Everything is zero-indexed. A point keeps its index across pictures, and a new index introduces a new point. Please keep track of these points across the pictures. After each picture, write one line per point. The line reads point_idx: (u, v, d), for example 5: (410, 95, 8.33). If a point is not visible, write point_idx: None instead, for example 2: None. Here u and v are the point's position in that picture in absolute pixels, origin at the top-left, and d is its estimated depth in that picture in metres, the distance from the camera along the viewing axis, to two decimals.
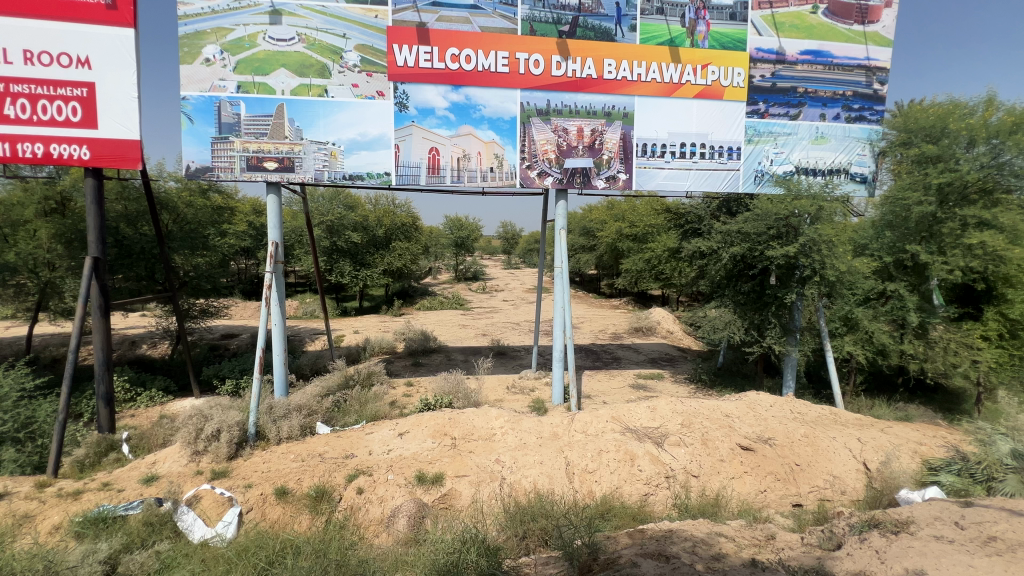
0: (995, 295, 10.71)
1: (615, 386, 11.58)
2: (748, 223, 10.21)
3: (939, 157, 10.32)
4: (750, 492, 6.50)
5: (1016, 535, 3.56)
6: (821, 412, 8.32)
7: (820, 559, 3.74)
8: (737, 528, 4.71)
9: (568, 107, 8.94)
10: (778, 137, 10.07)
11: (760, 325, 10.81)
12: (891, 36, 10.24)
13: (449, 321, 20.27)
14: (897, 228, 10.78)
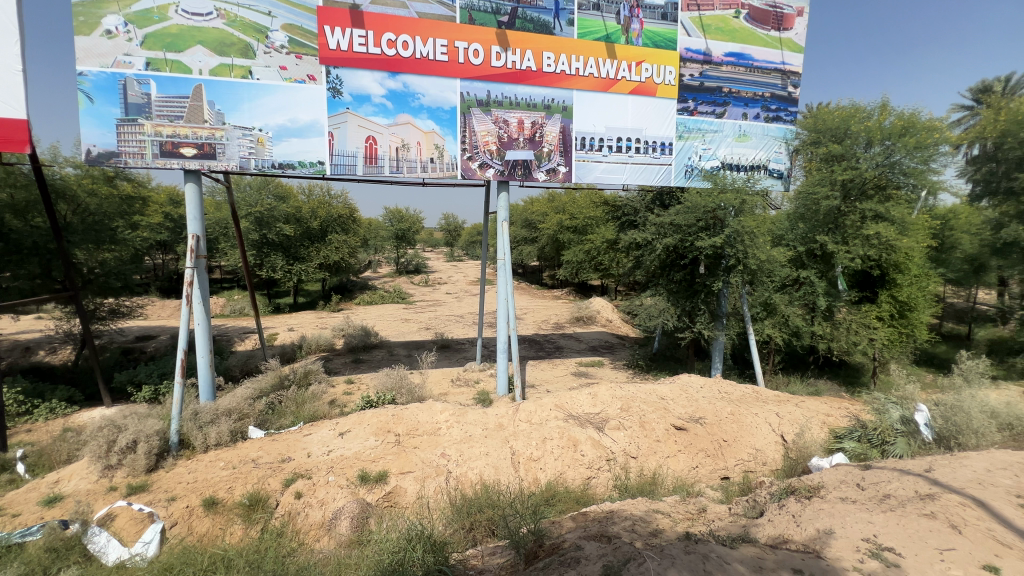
0: (887, 280, 12.07)
1: (558, 375, 11.89)
2: (680, 215, 10.80)
3: (843, 156, 11.41)
4: (683, 469, 6.94)
5: (905, 490, 4.04)
6: (745, 390, 9.00)
7: (746, 527, 4.06)
8: (672, 504, 5.00)
9: (508, 98, 8.92)
10: (705, 134, 10.68)
11: (691, 312, 11.48)
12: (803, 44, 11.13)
13: (391, 315, 19.76)
14: (808, 220, 11.81)
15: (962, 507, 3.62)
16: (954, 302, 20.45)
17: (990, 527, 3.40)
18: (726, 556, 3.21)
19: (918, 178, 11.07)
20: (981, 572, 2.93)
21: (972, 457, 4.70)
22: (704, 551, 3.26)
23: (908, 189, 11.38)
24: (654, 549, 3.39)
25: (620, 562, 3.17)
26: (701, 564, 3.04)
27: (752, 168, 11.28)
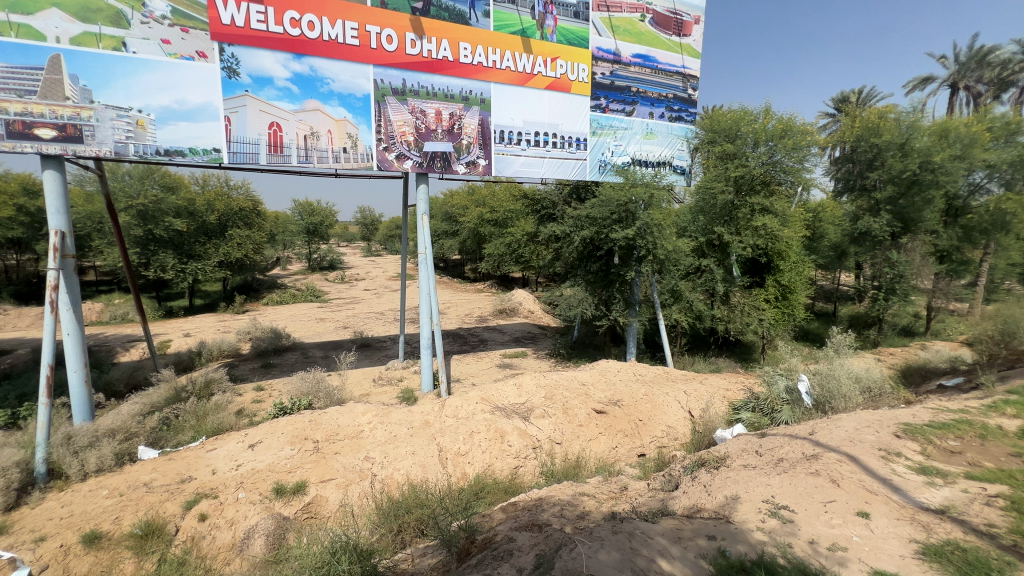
0: (773, 266, 13.58)
1: (483, 368, 11.95)
2: (595, 209, 11.29)
3: (735, 154, 12.60)
4: (604, 450, 7.31)
5: (794, 453, 4.56)
6: (656, 372, 9.69)
7: (663, 500, 4.37)
8: (596, 485, 5.23)
9: (425, 88, 8.71)
10: (617, 131, 11.24)
11: (607, 300, 12.10)
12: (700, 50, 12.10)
13: (304, 315, 18.56)
14: (707, 213, 12.95)
15: (838, 462, 4.13)
16: (823, 284, 23.59)
17: (861, 477, 3.91)
18: (649, 531, 3.35)
19: (796, 176, 12.51)
20: (855, 518, 3.34)
21: (842, 419, 5.44)
22: (630, 529, 3.37)
23: (788, 185, 12.82)
24: (583, 533, 3.45)
25: (552, 549, 3.21)
26: (628, 541, 3.15)
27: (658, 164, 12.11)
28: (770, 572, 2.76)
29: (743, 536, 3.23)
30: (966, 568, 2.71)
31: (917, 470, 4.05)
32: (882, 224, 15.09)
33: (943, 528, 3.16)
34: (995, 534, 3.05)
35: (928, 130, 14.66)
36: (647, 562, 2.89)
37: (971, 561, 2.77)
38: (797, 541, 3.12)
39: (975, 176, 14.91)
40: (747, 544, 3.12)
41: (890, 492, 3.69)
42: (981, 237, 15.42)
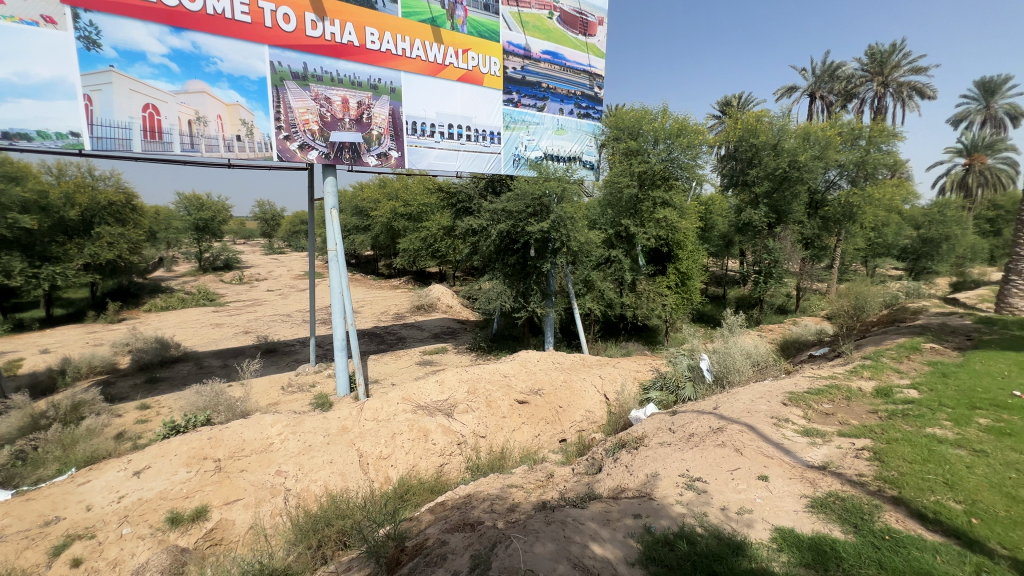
0: (673, 255, 14.75)
1: (402, 366, 11.62)
2: (511, 202, 11.42)
3: (637, 151, 13.46)
4: (527, 439, 7.51)
5: (701, 426, 4.96)
6: (573, 359, 10.10)
7: (589, 484, 4.54)
8: (522, 476, 5.29)
9: (329, 74, 8.19)
10: (529, 126, 11.48)
11: (525, 292, 12.37)
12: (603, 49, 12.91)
13: (196, 322, 16.69)
14: (615, 207, 13.70)
15: (739, 432, 4.52)
16: (714, 270, 26.12)
17: (759, 444, 4.30)
18: (580, 518, 3.39)
19: (690, 171, 13.65)
20: (757, 480, 3.65)
21: (738, 392, 6.03)
22: (562, 518, 3.38)
23: (684, 180, 13.96)
24: (517, 527, 3.39)
25: (487, 548, 3.11)
26: (561, 530, 3.15)
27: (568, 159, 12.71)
28: (691, 542, 2.90)
29: (665, 510, 3.38)
30: (846, 515, 3.07)
31: (802, 433, 4.58)
32: (761, 216, 17.02)
33: (826, 482, 3.57)
34: (866, 482, 3.51)
35: (794, 132, 16.77)
36: (580, 549, 2.91)
37: (850, 509, 3.15)
38: (711, 509, 3.33)
39: (831, 174, 17.36)
40: (670, 518, 3.25)
41: (782, 455, 4.11)
42: (836, 227, 18.02)
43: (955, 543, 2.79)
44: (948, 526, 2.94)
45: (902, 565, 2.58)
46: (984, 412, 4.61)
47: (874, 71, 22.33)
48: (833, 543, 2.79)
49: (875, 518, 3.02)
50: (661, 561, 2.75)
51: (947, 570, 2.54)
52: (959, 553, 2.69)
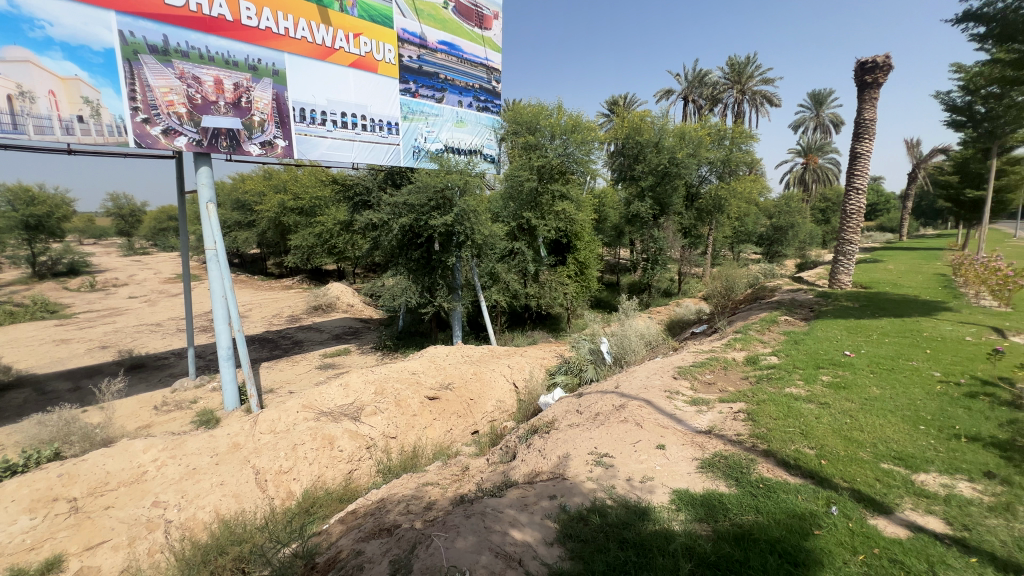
0: (572, 246, 15.55)
1: (301, 372, 10.83)
2: (412, 195, 11.10)
3: (536, 145, 13.87)
4: (440, 435, 7.56)
5: (604, 406, 5.32)
6: (482, 351, 10.22)
7: (504, 472, 4.63)
8: (437, 472, 5.23)
9: (196, 50, 7.23)
10: (428, 117, 11.35)
11: (431, 287, 12.25)
12: (498, 43, 13.19)
13: (32, 339, 13.92)
14: (516, 199, 14.00)
15: (638, 407, 4.91)
16: (609, 259, 27.96)
17: (655, 417, 4.72)
18: (498, 506, 3.44)
19: (584, 166, 14.42)
20: (655, 450, 4.00)
21: (634, 371, 6.55)
22: (481, 509, 3.40)
23: (579, 175, 14.70)
24: (436, 525, 3.34)
25: (407, 551, 3.02)
26: (482, 521, 3.16)
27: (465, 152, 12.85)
28: (602, 514, 3.08)
29: (577, 488, 3.54)
30: (729, 471, 3.49)
31: (690, 402, 5.12)
32: (647, 208, 18.55)
33: (711, 444, 4.03)
34: (743, 441, 4.02)
35: (672, 132, 18.50)
36: (501, 537, 2.95)
37: (731, 465, 3.58)
38: (617, 481, 3.57)
39: (703, 171, 19.37)
40: (582, 495, 3.42)
41: (675, 424, 4.54)
42: (708, 217, 20.27)
43: (811, 482, 3.31)
44: (805, 469, 3.47)
45: (773, 507, 2.99)
46: (825, 370, 5.52)
47: (733, 80, 25.40)
48: (720, 497, 3.14)
49: (752, 471, 3.47)
50: (577, 536, 2.89)
51: (807, 506, 2.99)
52: (814, 489, 3.18)
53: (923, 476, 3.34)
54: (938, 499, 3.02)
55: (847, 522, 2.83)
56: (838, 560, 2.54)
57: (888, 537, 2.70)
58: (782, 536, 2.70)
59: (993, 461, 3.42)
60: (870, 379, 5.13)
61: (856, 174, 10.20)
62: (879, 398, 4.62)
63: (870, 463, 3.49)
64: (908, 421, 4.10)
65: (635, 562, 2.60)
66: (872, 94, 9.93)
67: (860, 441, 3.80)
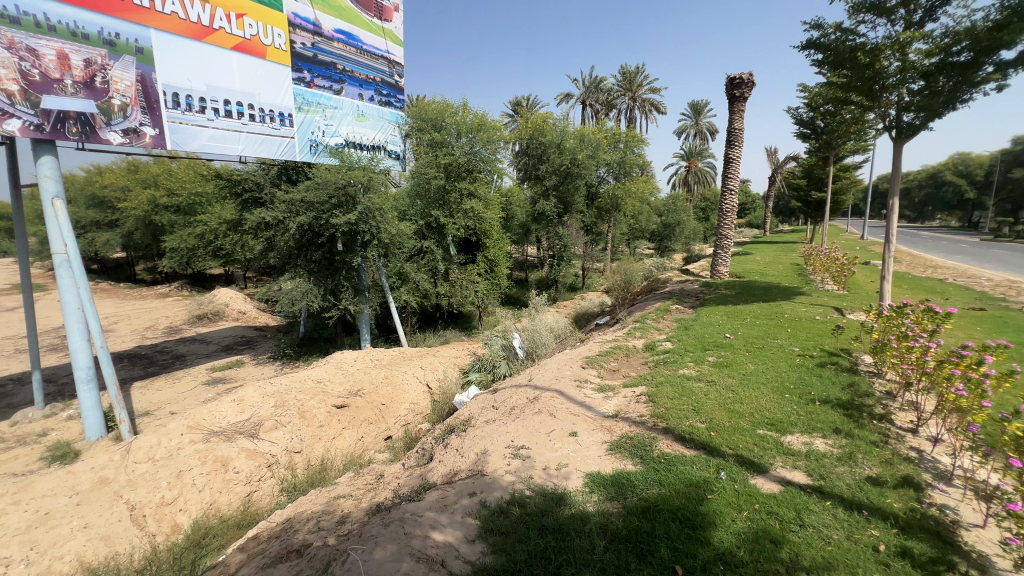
0: (480, 244, 15.68)
1: (185, 390, 9.64)
2: (310, 192, 10.37)
3: (442, 143, 13.75)
4: (350, 444, 7.25)
5: (518, 399, 5.45)
6: (393, 353, 9.95)
7: (421, 475, 4.55)
8: (349, 484, 4.98)
9: (31, 17, 6.08)
10: (326, 110, 10.81)
11: (335, 289, 11.67)
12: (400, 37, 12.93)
13: None
14: (424, 197, 13.69)
15: (551, 398, 5.10)
16: (517, 256, 28.60)
17: (567, 406, 4.94)
18: (417, 511, 3.37)
19: (491, 165, 14.58)
20: (568, 437, 4.20)
21: (546, 363, 6.79)
22: (400, 515, 3.30)
23: (486, 173, 14.86)
24: (352, 538, 3.18)
25: (321, 570, 2.85)
26: (401, 528, 3.08)
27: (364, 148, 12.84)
28: (522, 505, 3.16)
29: (496, 482, 3.59)
30: (635, 450, 3.78)
31: (598, 389, 5.44)
32: (552, 207, 19.30)
33: (619, 427, 4.31)
34: (646, 421, 4.37)
35: (573, 134, 19.40)
36: (422, 541, 2.89)
37: (637, 445, 3.87)
38: (535, 471, 3.68)
39: (601, 172, 20.60)
40: (501, 488, 3.48)
41: (586, 411, 4.80)
42: (607, 215, 21.63)
43: (703, 452, 3.70)
44: (698, 441, 3.87)
45: (673, 479, 3.29)
46: (710, 352, 6.19)
47: (626, 87, 27.32)
48: (628, 475, 3.39)
49: (654, 448, 3.79)
50: (498, 530, 2.94)
51: (700, 474, 3.34)
52: (706, 459, 3.56)
53: (789, 437, 3.89)
54: (801, 455, 3.54)
55: (734, 484, 3.21)
56: (728, 518, 2.86)
57: (765, 493, 3.11)
58: (682, 503, 2.98)
59: (840, 418, 4.09)
60: (746, 357, 5.86)
61: (729, 177, 11.53)
62: (754, 373, 5.28)
63: (749, 430, 3.99)
64: (776, 391, 4.75)
65: (554, 546, 2.70)
66: (739, 106, 11.28)
67: (741, 412, 4.32)
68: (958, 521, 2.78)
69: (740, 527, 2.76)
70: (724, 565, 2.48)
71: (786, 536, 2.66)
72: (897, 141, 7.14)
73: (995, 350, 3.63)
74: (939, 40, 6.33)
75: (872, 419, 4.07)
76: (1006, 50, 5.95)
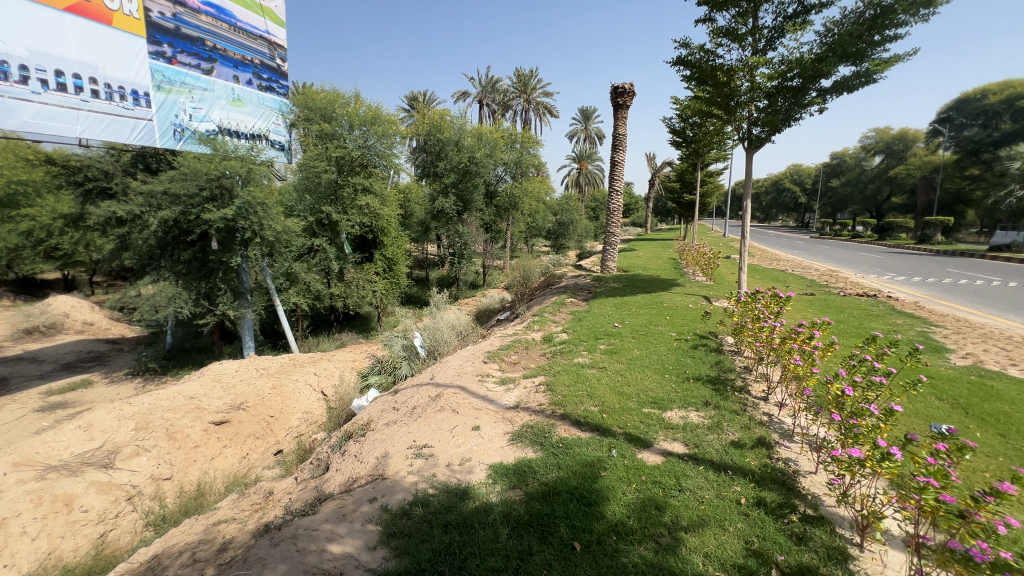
0: (377, 242, 15.12)
1: (8, 420, 7.94)
2: (176, 183, 9.33)
3: (332, 134, 12.90)
4: (233, 463, 6.70)
5: (420, 398, 5.38)
6: (282, 361, 9.59)
7: (316, 488, 4.29)
8: (232, 507, 4.52)
9: None
10: (191, 92, 11.06)
11: (209, 293, 10.60)
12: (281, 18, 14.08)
13: None
14: (313, 192, 12.72)
15: (454, 394, 5.12)
16: (417, 254, 28.05)
17: (470, 400, 4.99)
18: (313, 524, 3.19)
19: (387, 160, 14.08)
20: (471, 431, 4.25)
21: (448, 361, 6.79)
22: (292, 533, 3.10)
23: (382, 168, 14.33)
24: (236, 565, 2.92)
25: None
26: (293, 546, 2.89)
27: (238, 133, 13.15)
28: (425, 504, 3.14)
29: (398, 485, 3.51)
30: (536, 439, 3.95)
31: (499, 382, 5.58)
32: (452, 204, 19.21)
33: (520, 417, 4.47)
34: (544, 409, 4.60)
35: (471, 132, 19.47)
36: (317, 556, 2.75)
37: (537, 432, 4.06)
38: (438, 469, 3.67)
39: (499, 170, 20.99)
40: (403, 490, 3.41)
41: (488, 405, 4.90)
42: (506, 214, 22.09)
43: (597, 434, 4.00)
44: (592, 424, 4.16)
45: (571, 461, 3.51)
46: (602, 340, 6.68)
47: (520, 89, 28.15)
48: (529, 463, 3.54)
49: (553, 434, 4.00)
50: (401, 532, 2.88)
51: (594, 454, 3.61)
52: (599, 439, 3.86)
53: (669, 412, 4.37)
54: (679, 428, 4.00)
55: (623, 460, 3.52)
56: (618, 492, 3.13)
57: (650, 465, 3.46)
58: (578, 483, 3.21)
59: (708, 392, 4.69)
60: (632, 343, 6.43)
61: (615, 179, 12.46)
62: (639, 358, 5.82)
63: (636, 410, 4.40)
64: (657, 372, 5.30)
65: (458, 541, 2.73)
66: (622, 114, 12.23)
67: (628, 394, 4.75)
68: (797, 469, 3.36)
69: (629, 499, 3.04)
70: (617, 535, 2.72)
71: (667, 501, 2.99)
72: (748, 152, 8.31)
73: (820, 327, 4.42)
74: (778, 66, 7.45)
75: (733, 391, 4.73)
76: (824, 79, 7.22)
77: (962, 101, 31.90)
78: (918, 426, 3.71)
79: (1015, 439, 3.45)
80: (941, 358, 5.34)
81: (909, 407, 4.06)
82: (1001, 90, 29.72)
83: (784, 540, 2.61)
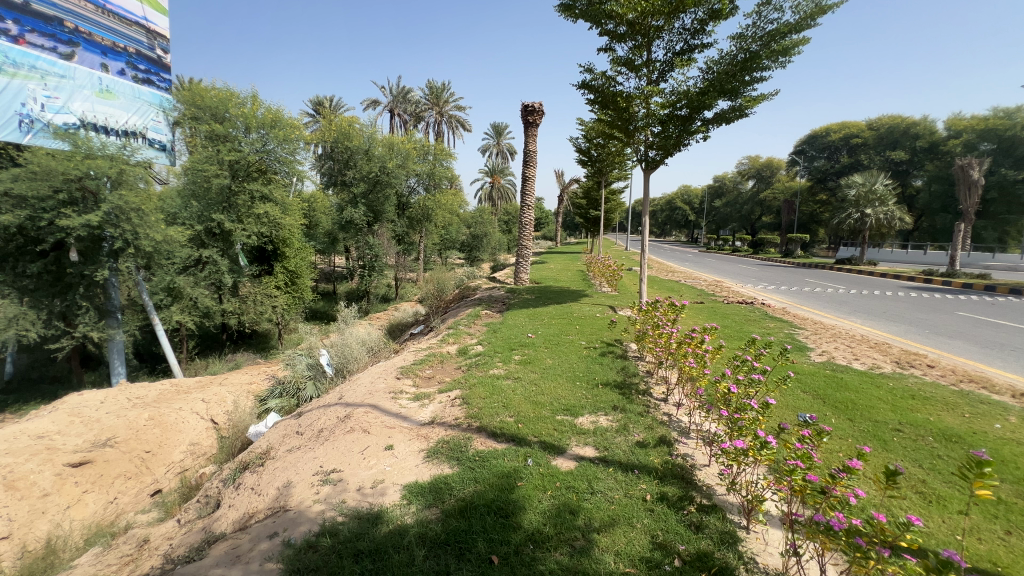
0: (278, 253, 14.03)
1: None
2: (21, 182, 8.01)
3: (225, 137, 11.81)
4: (95, 511, 5.78)
5: (327, 419, 5.06)
6: (161, 388, 8.45)
7: (205, 528, 3.85)
8: (93, 562, 3.84)
9: None
10: (44, 81, 12.18)
11: (66, 312, 9.17)
12: (146, 18, 15.48)
13: None
14: (201, 199, 11.58)
15: (364, 414, 4.86)
16: (322, 267, 26.52)
17: (382, 419, 4.78)
18: (199, 572, 2.84)
19: (290, 166, 13.15)
20: (384, 451, 4.07)
21: (357, 377, 6.47)
22: None
23: (283, 175, 13.38)
24: None
25: None
26: None
27: (105, 126, 14.11)
28: (333, 534, 2.93)
29: (302, 516, 3.23)
30: (452, 454, 3.89)
31: (414, 398, 5.42)
32: (361, 215, 18.48)
33: (435, 433, 4.37)
34: (460, 423, 4.54)
35: (381, 141, 18.92)
36: None
37: (453, 447, 4.00)
38: (348, 494, 3.45)
39: (411, 182, 20.67)
40: (308, 521, 3.15)
41: (401, 422, 4.72)
42: (418, 226, 21.70)
43: (513, 444, 4.04)
44: (508, 434, 4.21)
45: (488, 473, 3.52)
46: (516, 351, 6.81)
47: (433, 101, 28.09)
48: (444, 480, 3.46)
49: (469, 448, 3.97)
50: (306, 567, 2.66)
51: (511, 464, 3.65)
52: (516, 450, 3.90)
53: (581, 418, 4.55)
54: (590, 432, 4.18)
55: (538, 468, 3.60)
56: (533, 500, 3.18)
57: (564, 471, 3.56)
58: (495, 495, 3.21)
59: (616, 396, 4.98)
60: (546, 352, 6.63)
61: (525, 193, 12.87)
62: (551, 366, 6.01)
63: (550, 417, 4.53)
64: (570, 380, 5.51)
65: (371, 570, 2.59)
66: (532, 131, 12.69)
67: (543, 403, 4.88)
68: (693, 463, 3.68)
69: (545, 507, 3.09)
70: (533, 543, 2.75)
71: (581, 504, 3.11)
72: (645, 172, 9.04)
73: (709, 332, 4.87)
74: (670, 96, 8.22)
75: (636, 394, 5.07)
76: (707, 111, 8.11)
77: (813, 137, 37.80)
78: (788, 416, 4.28)
79: (860, 422, 4.10)
80: (804, 356, 6.22)
81: (781, 399, 4.66)
82: (840, 130, 35.71)
83: (684, 531, 2.83)
